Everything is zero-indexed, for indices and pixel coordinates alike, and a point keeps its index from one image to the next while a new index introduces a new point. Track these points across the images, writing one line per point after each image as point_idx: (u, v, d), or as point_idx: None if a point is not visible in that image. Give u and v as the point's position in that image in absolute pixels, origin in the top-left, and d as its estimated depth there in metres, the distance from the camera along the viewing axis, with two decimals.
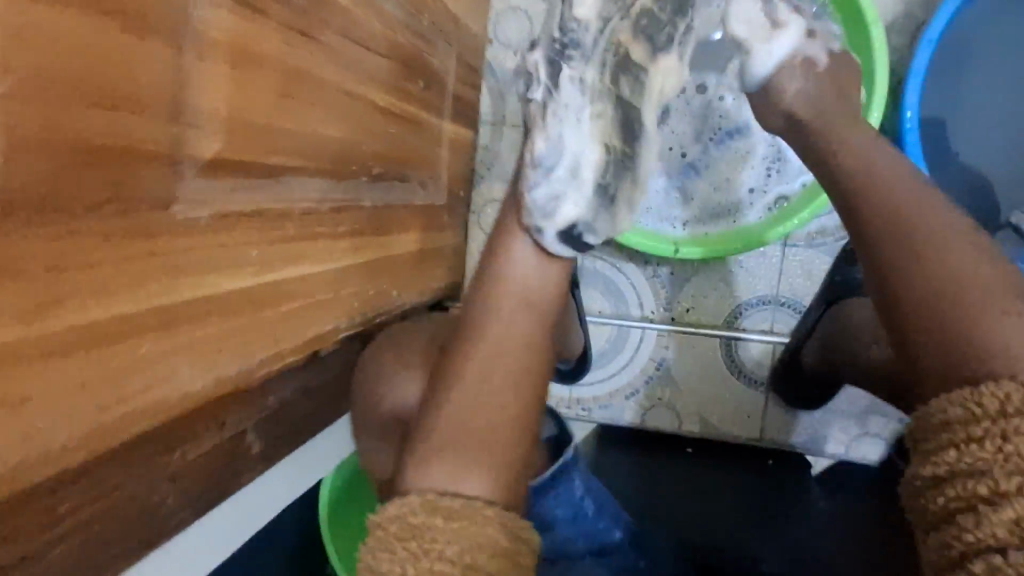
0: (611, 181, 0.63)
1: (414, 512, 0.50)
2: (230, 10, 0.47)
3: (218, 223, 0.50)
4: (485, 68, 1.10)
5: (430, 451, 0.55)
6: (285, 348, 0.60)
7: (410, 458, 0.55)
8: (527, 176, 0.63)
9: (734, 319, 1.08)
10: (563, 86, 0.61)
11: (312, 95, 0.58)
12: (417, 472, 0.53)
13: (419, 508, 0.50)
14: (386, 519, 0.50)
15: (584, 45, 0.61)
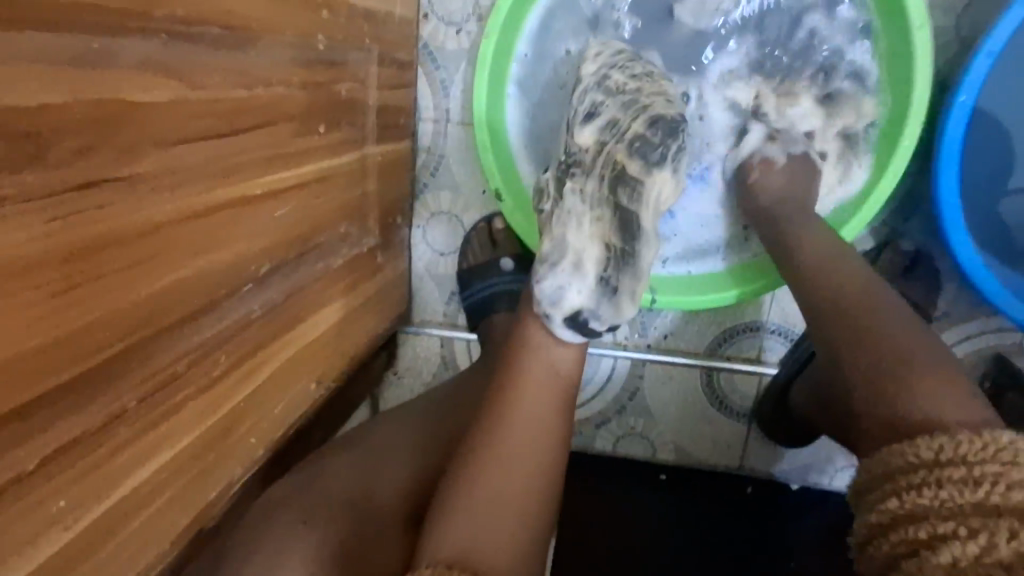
0: (612, 275, 0.64)
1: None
2: (6, 188, 0.30)
3: (3, 492, 0.34)
4: (420, 51, 0.88)
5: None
6: (157, 550, 0.47)
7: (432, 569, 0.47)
8: (536, 269, 0.65)
9: (716, 347, 0.95)
10: (567, 197, 0.66)
11: (158, 236, 0.41)
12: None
13: (433, 573, 0.46)
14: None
15: (585, 163, 0.66)
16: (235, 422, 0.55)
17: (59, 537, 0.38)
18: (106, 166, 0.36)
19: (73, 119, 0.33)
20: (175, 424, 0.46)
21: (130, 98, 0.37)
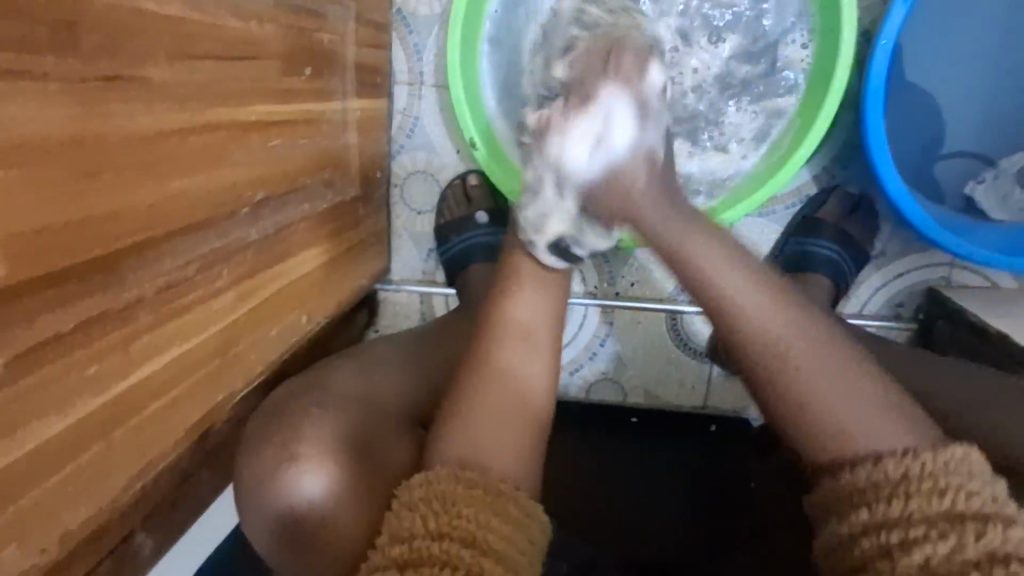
0: (597, 204, 0.63)
1: (439, 480, 0.53)
2: (37, 70, 0.34)
3: (41, 357, 0.38)
4: (394, 16, 0.93)
5: (454, 486, 0.52)
6: (166, 448, 0.50)
7: (430, 479, 0.53)
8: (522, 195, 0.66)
9: (680, 292, 1.03)
10: (548, 125, 0.63)
11: (168, 142, 0.45)
12: (438, 501, 0.51)
13: (442, 478, 0.53)
14: (411, 488, 0.53)
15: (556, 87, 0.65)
16: (233, 339, 0.58)
17: (83, 407, 0.41)
18: (121, 69, 0.40)
19: (92, 19, 0.37)
20: (178, 326, 0.50)
21: (138, 9, 0.41)
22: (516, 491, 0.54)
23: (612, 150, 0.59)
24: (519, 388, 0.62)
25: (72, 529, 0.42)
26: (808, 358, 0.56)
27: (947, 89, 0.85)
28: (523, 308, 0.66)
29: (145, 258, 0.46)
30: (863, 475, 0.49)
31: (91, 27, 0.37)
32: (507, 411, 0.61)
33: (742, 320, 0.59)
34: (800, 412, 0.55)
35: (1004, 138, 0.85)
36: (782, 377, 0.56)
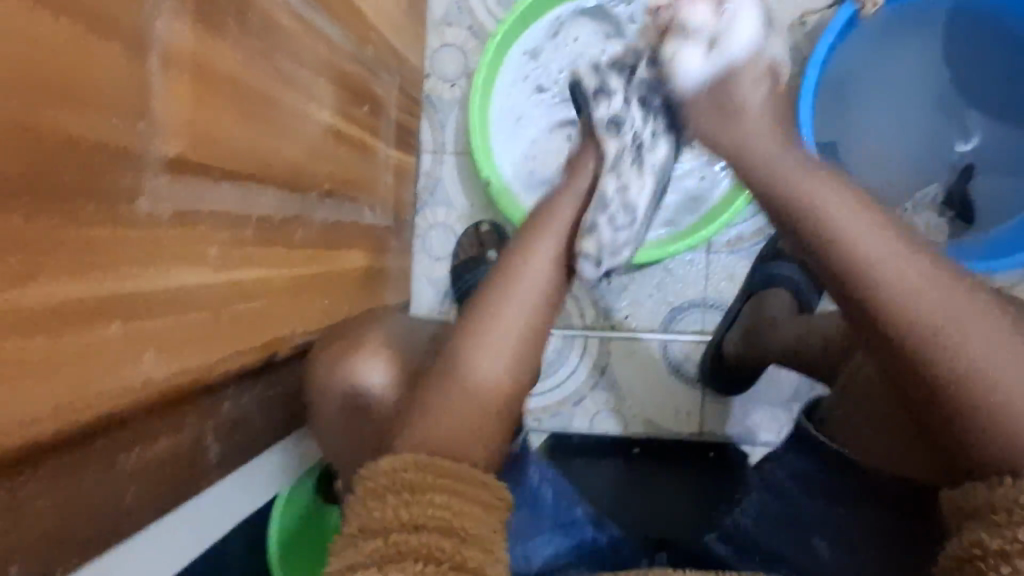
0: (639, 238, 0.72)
1: (406, 470, 0.48)
2: (195, 26, 0.48)
3: (173, 217, 0.49)
4: (425, 100, 1.15)
5: (424, 473, 0.48)
6: (243, 347, 0.60)
7: (394, 465, 0.49)
8: (596, 210, 0.66)
9: (669, 323, 1.14)
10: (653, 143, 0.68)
11: (272, 112, 0.61)
12: (407, 490, 0.47)
13: (410, 465, 0.49)
14: (376, 475, 0.49)
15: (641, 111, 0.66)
16: (296, 290, 0.70)
17: (192, 274, 0.52)
18: (260, 48, 0.58)
19: (252, 11, 0.56)
20: (266, 255, 0.63)
21: (274, 16, 0.59)
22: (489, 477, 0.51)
23: (726, 51, 0.61)
24: (498, 378, 0.59)
25: (188, 366, 0.52)
26: (975, 328, 0.48)
27: (879, 133, 0.99)
28: (512, 300, 0.62)
29: (248, 189, 0.59)
30: (1010, 489, 0.42)
31: (246, 17, 0.55)
32: (486, 408, 0.57)
33: (909, 303, 0.50)
34: (988, 431, 0.46)
35: (921, 173, 1.00)
36: (956, 375, 0.47)
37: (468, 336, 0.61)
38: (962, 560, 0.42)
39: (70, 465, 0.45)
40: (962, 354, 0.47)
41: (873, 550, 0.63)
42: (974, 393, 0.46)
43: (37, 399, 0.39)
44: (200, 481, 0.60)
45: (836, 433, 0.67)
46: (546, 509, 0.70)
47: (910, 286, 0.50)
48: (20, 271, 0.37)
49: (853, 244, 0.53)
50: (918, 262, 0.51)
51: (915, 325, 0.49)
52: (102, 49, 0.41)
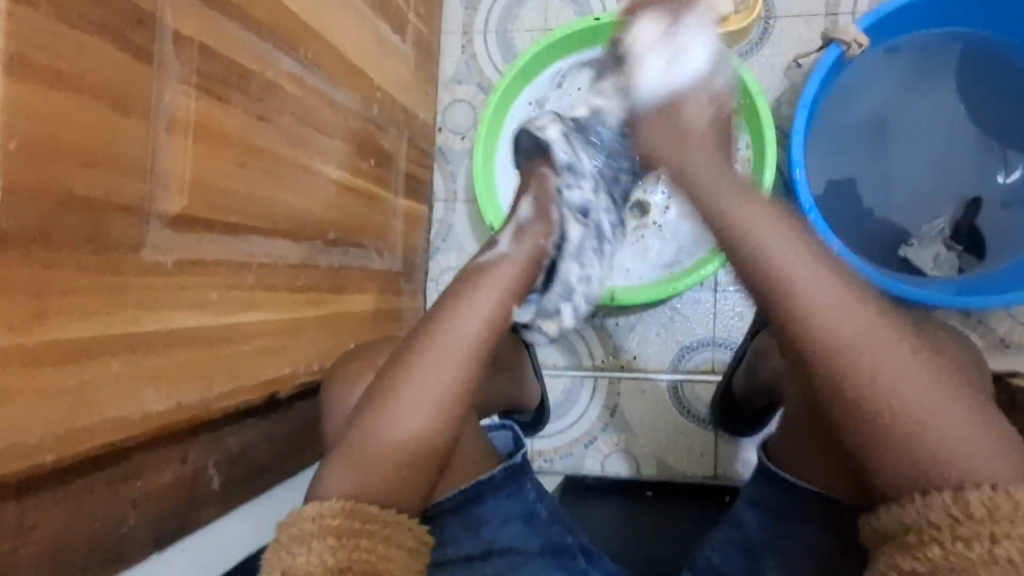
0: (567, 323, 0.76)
1: (333, 516, 0.49)
2: (197, 95, 0.55)
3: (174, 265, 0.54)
4: (437, 152, 1.19)
5: (352, 521, 0.49)
6: (244, 385, 0.64)
7: (322, 512, 0.49)
8: (568, 272, 0.70)
9: (678, 362, 1.14)
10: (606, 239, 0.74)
11: (275, 167, 0.67)
12: (332, 536, 0.47)
13: (338, 512, 0.49)
14: (303, 521, 0.49)
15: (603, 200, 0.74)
16: (299, 331, 0.74)
17: (192, 315, 0.56)
18: (262, 112, 0.64)
19: (254, 80, 0.62)
20: (268, 297, 0.68)
21: (276, 83, 0.66)
22: (400, 517, 0.51)
23: (681, 72, 0.68)
24: (437, 395, 0.54)
25: (185, 402, 0.56)
26: (895, 367, 0.48)
27: (890, 165, 1.00)
28: (467, 311, 0.57)
29: (250, 237, 0.64)
30: (935, 504, 0.44)
31: (249, 85, 0.62)
32: (425, 431, 0.53)
33: (842, 354, 0.49)
34: (883, 450, 0.47)
35: (932, 204, 1.00)
36: (880, 414, 0.47)
37: (422, 344, 0.56)
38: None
39: (70, 493, 0.49)
40: (881, 395, 0.47)
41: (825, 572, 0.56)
42: (882, 431, 0.47)
43: (47, 425, 0.44)
44: (201, 510, 0.63)
45: (784, 461, 0.60)
46: (542, 530, 0.64)
47: (842, 323, 0.49)
48: (31, 314, 0.42)
49: (797, 288, 0.51)
50: (839, 292, 0.50)
51: (876, 404, 0.47)
52: (118, 120, 0.48)
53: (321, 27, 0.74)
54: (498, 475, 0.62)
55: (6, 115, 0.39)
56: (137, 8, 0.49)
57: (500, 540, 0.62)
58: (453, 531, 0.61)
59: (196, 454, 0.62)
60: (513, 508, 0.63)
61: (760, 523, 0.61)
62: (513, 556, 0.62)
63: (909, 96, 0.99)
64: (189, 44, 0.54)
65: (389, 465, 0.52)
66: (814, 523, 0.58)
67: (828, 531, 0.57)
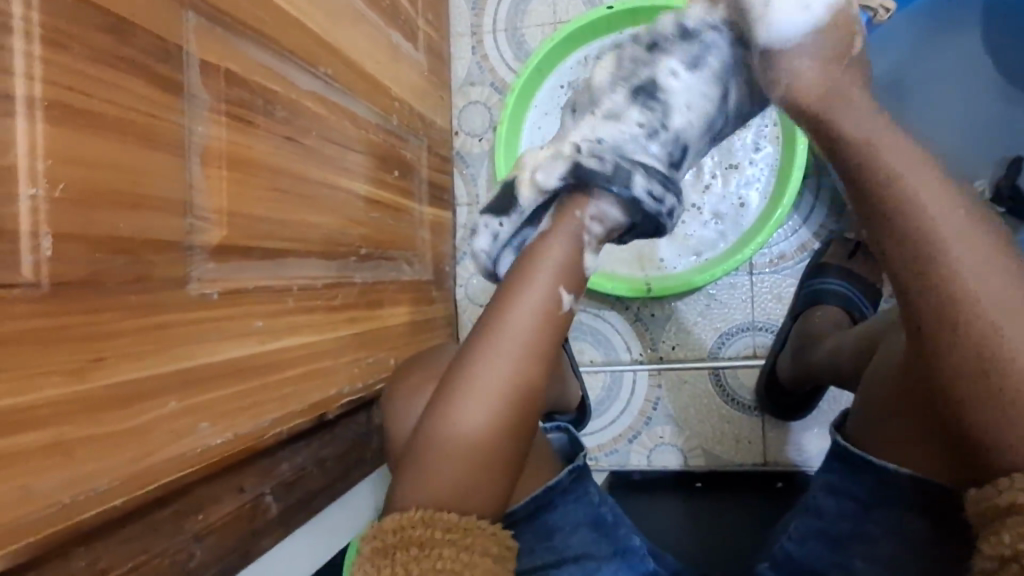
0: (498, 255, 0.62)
1: (414, 526, 0.46)
2: (226, 123, 0.54)
3: (221, 297, 0.54)
4: (455, 157, 1.17)
5: (432, 530, 0.46)
6: (292, 411, 0.64)
7: (401, 523, 0.47)
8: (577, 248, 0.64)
9: (718, 349, 1.11)
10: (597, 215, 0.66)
11: (303, 189, 0.66)
12: (416, 547, 0.45)
13: (418, 521, 0.47)
14: (385, 533, 0.47)
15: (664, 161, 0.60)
16: (339, 351, 0.74)
17: (237, 345, 0.56)
18: (288, 133, 0.63)
19: (278, 101, 0.62)
20: (310, 320, 0.67)
21: (299, 103, 0.65)
22: (482, 523, 0.49)
23: None
24: (498, 408, 0.50)
25: (240, 433, 0.56)
26: None
27: (923, 126, 0.96)
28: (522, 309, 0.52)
29: (286, 262, 0.64)
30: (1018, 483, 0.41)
31: (273, 108, 0.61)
32: (483, 437, 0.50)
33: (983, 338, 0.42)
34: (1006, 433, 0.42)
35: (971, 164, 0.95)
36: (1012, 396, 0.41)
37: (472, 349, 0.52)
38: (1006, 558, 0.40)
39: (135, 535, 0.49)
40: (1012, 363, 0.41)
41: (916, 563, 0.53)
42: (1014, 399, 0.41)
43: (113, 470, 0.43)
44: (261, 539, 0.63)
45: (870, 442, 0.55)
46: (609, 533, 0.62)
47: (990, 296, 0.42)
48: (88, 361, 0.42)
49: (949, 260, 0.43)
50: (1000, 264, 0.43)
51: (986, 352, 0.42)
52: (154, 156, 0.47)
53: (337, 43, 0.73)
54: (565, 480, 0.61)
55: (47, 163, 0.40)
56: (162, 40, 0.48)
57: (571, 547, 0.60)
58: (528, 540, 0.59)
59: (252, 484, 0.62)
60: (581, 515, 0.61)
61: (843, 513, 0.57)
62: (588, 563, 0.60)
63: (931, 53, 0.96)
64: (214, 72, 0.53)
65: (456, 476, 0.49)
66: (898, 509, 0.53)
67: (916, 519, 0.53)
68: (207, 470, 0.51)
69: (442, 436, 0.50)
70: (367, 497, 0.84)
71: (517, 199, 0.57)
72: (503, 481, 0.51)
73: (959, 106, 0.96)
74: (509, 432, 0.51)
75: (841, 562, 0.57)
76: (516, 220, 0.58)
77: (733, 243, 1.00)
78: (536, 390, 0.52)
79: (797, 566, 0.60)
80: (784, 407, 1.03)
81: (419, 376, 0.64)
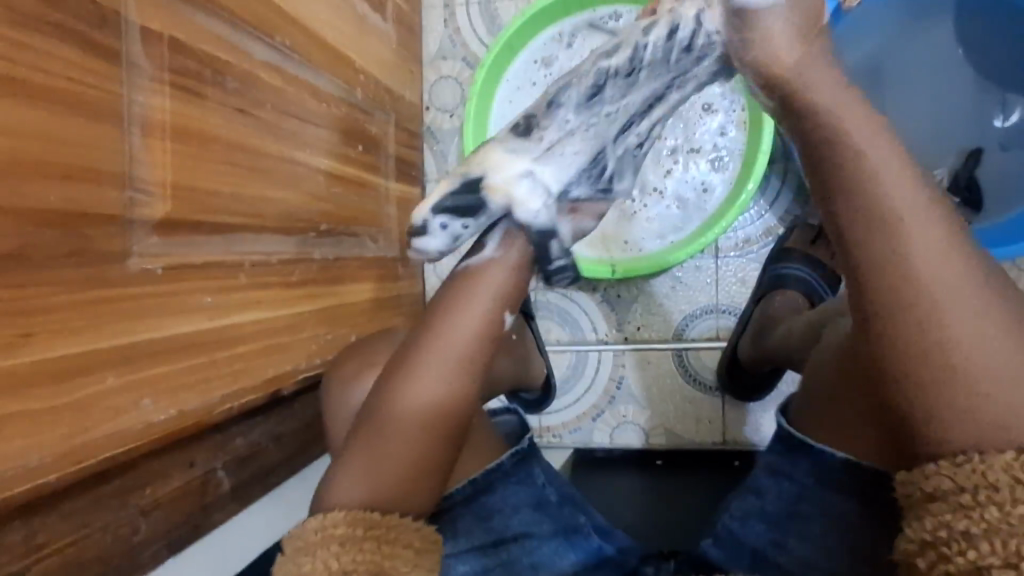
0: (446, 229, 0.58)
1: (337, 524, 0.47)
2: (169, 93, 0.53)
3: (163, 273, 0.53)
4: (426, 132, 1.15)
5: (354, 527, 0.47)
6: (247, 387, 0.64)
7: (324, 522, 0.47)
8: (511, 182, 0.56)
9: (682, 331, 1.13)
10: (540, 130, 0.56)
11: (258, 162, 0.65)
12: (336, 544, 0.46)
13: (341, 520, 0.47)
14: (307, 532, 0.47)
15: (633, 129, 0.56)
16: (297, 327, 0.73)
17: (183, 321, 0.55)
18: (240, 106, 0.62)
19: (230, 72, 0.60)
20: (263, 296, 0.67)
21: (254, 74, 0.64)
22: (405, 519, 0.49)
23: None
24: (438, 403, 0.51)
25: (188, 410, 0.55)
26: (986, 336, 0.41)
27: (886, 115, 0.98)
28: (473, 306, 0.52)
29: (239, 238, 0.63)
30: (961, 473, 0.40)
31: (224, 79, 0.59)
32: (418, 433, 0.50)
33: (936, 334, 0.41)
34: (954, 419, 0.41)
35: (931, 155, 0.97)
36: (963, 395, 0.41)
37: (417, 342, 0.52)
38: (926, 544, 0.41)
39: (75, 509, 0.49)
40: (957, 363, 0.41)
41: (843, 543, 0.55)
42: (960, 398, 0.41)
43: (46, 447, 0.43)
44: (212, 513, 0.63)
45: (812, 428, 0.57)
46: (552, 513, 0.63)
47: (942, 290, 0.41)
48: (17, 336, 0.41)
49: (908, 256, 0.42)
50: (955, 261, 0.42)
51: (929, 349, 0.41)
52: (89, 126, 0.46)
53: (296, 13, 0.71)
54: (507, 463, 0.62)
55: None
56: (97, 5, 0.46)
57: (512, 527, 0.62)
58: (467, 523, 0.60)
59: (203, 459, 0.61)
60: (521, 497, 0.62)
61: (781, 493, 0.59)
62: (527, 542, 0.62)
63: (897, 42, 0.96)
64: (157, 40, 0.51)
65: (390, 469, 0.50)
66: (827, 491, 0.56)
67: (848, 500, 0.55)
68: (151, 446, 0.51)
69: (381, 427, 0.51)
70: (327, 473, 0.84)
71: (487, 204, 0.56)
72: (440, 475, 0.52)
73: (920, 96, 0.97)
74: (446, 426, 0.51)
75: (778, 540, 0.58)
76: (483, 222, 0.57)
77: (700, 226, 1.01)
78: (471, 385, 0.52)
79: (739, 545, 0.60)
80: (744, 390, 1.05)
81: (378, 352, 0.64)
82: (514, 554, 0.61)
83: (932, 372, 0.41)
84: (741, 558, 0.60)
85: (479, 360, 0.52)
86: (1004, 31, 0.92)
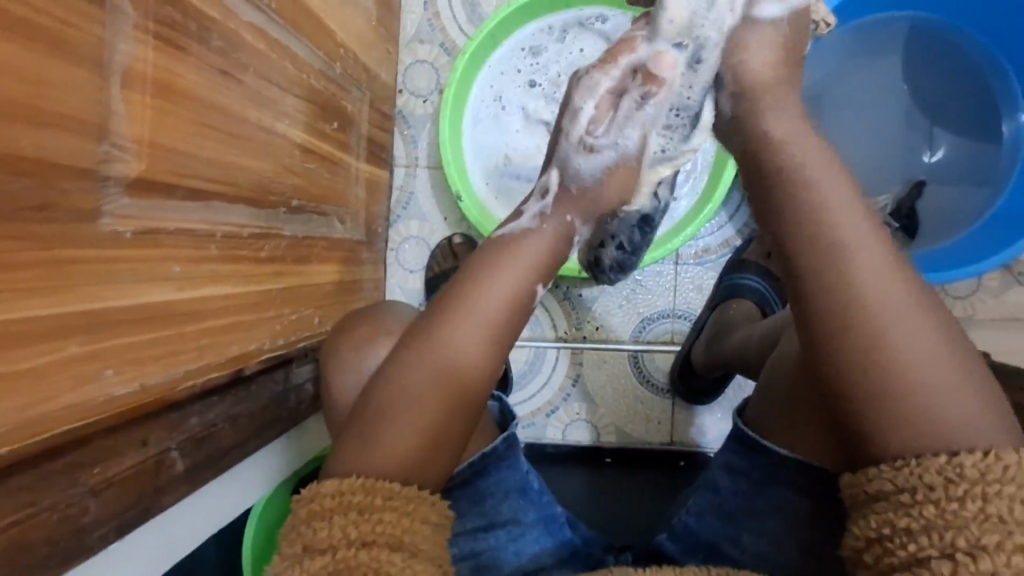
0: None
1: (354, 492, 0.45)
2: (153, 44, 0.49)
3: (133, 236, 0.49)
4: (397, 116, 1.13)
5: (372, 496, 0.45)
6: (210, 363, 0.60)
7: (342, 488, 0.45)
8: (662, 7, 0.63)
9: (639, 332, 1.16)
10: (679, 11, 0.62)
11: (237, 127, 0.61)
12: (353, 511, 0.44)
13: (359, 488, 0.45)
14: (321, 496, 0.46)
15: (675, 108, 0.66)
16: (262, 306, 0.70)
17: (150, 292, 0.51)
18: (222, 66, 0.58)
19: (216, 30, 0.57)
20: (232, 270, 0.63)
21: (238, 35, 0.60)
22: (422, 493, 0.48)
23: None
24: (433, 374, 0.52)
25: (150, 384, 0.52)
26: (925, 352, 0.45)
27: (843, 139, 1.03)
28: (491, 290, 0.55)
29: (211, 205, 0.59)
30: (915, 470, 0.42)
31: (209, 36, 0.56)
32: (421, 405, 0.51)
33: (873, 349, 0.46)
34: (903, 427, 0.44)
35: (880, 180, 1.03)
36: (907, 406, 0.44)
37: (434, 319, 0.54)
38: (873, 540, 0.42)
39: (16, 487, 0.44)
40: (904, 374, 0.45)
41: (795, 536, 0.58)
42: (903, 405, 0.44)
43: (5, 415, 0.39)
44: (162, 496, 0.59)
45: (768, 429, 0.60)
46: (536, 501, 0.64)
47: (885, 306, 0.46)
48: None
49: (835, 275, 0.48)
50: (895, 279, 0.47)
51: (881, 360, 0.45)
52: (67, 69, 0.42)
53: None
54: (502, 447, 0.62)
55: None
56: None
57: (502, 512, 0.62)
58: (461, 506, 0.60)
59: (156, 436, 0.58)
60: (512, 481, 0.62)
61: None
62: (513, 528, 0.62)
63: (856, 72, 1.02)
64: None
65: (396, 439, 0.50)
66: (787, 488, 0.58)
67: (802, 498, 0.57)
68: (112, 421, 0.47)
69: (389, 399, 0.51)
70: (275, 457, 0.81)
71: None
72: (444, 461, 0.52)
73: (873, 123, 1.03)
74: (449, 397, 0.52)
75: (733, 535, 0.61)
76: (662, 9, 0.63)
77: (669, 228, 1.04)
78: (478, 367, 0.54)
79: (693, 538, 0.63)
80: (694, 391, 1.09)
81: (358, 333, 0.63)
82: (498, 540, 0.61)
83: (891, 384, 0.45)
84: (697, 552, 0.62)
85: (488, 338, 0.54)
86: (951, 71, 1.00)
